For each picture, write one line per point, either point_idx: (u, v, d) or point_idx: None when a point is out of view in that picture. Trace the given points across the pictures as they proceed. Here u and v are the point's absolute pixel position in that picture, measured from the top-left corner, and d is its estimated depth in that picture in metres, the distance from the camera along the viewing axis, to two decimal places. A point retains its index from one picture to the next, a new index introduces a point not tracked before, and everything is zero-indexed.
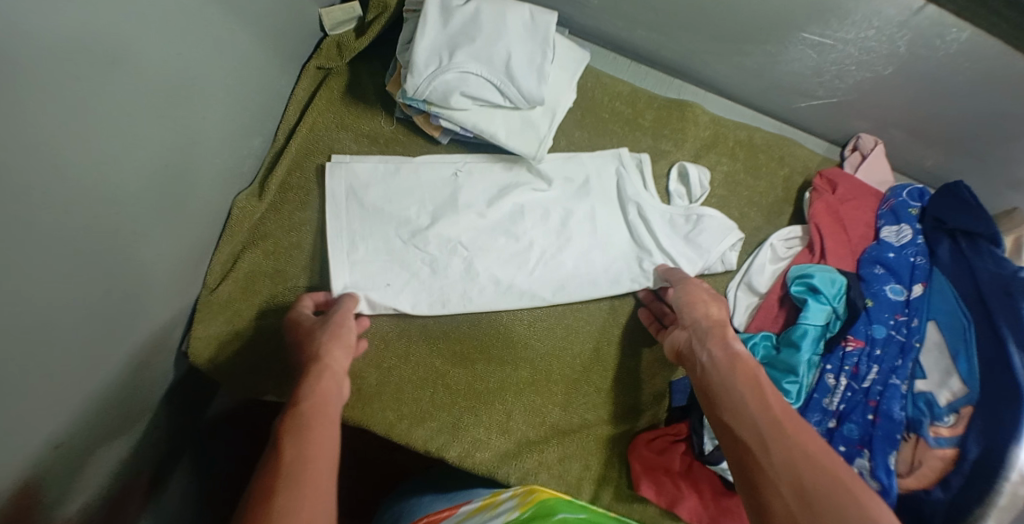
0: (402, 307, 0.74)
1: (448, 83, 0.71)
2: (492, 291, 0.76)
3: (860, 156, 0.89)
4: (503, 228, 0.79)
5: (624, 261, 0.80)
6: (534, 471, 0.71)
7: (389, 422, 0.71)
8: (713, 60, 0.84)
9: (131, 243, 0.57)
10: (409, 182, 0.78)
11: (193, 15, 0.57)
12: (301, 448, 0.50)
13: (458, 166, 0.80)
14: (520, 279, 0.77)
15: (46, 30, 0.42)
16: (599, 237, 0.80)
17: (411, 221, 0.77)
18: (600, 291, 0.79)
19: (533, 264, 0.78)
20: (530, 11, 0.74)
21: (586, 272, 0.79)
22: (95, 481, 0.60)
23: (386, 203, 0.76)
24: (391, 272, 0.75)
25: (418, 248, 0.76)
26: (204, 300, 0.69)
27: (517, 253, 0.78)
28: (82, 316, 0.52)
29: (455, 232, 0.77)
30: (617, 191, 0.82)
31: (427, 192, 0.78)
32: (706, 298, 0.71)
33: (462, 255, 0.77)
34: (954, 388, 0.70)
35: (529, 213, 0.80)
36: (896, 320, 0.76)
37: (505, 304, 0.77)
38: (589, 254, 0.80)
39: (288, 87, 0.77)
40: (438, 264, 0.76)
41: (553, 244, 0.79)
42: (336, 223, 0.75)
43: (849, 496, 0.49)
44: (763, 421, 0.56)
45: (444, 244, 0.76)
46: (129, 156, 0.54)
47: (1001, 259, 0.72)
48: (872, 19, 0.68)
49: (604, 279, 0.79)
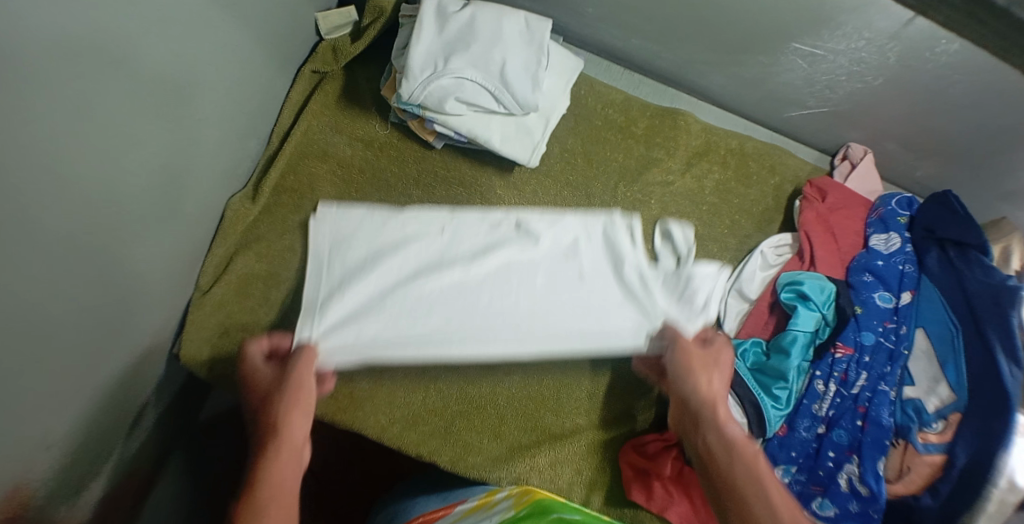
0: (373, 357, 0.69)
1: (443, 88, 0.71)
2: (474, 341, 0.72)
3: (850, 165, 0.90)
4: (488, 282, 0.76)
5: (619, 319, 0.76)
6: (525, 476, 0.72)
7: (380, 425, 0.71)
8: (706, 69, 0.85)
9: (125, 243, 0.57)
10: (394, 235, 0.76)
11: (190, 19, 0.58)
12: None
13: (444, 222, 0.78)
14: (506, 334, 0.73)
15: (44, 29, 0.43)
16: (590, 294, 0.77)
17: (392, 274, 0.74)
18: (593, 347, 0.74)
19: (520, 319, 0.74)
20: (525, 19, 0.75)
21: (577, 328, 0.75)
22: (90, 482, 0.60)
23: (371, 254, 0.74)
24: (367, 323, 0.71)
25: (398, 298, 0.73)
26: (197, 302, 0.69)
27: (502, 306, 0.75)
28: (77, 315, 0.53)
29: (438, 286, 0.74)
30: (609, 251, 0.80)
31: (413, 246, 0.76)
32: (701, 368, 0.69)
33: (443, 306, 0.74)
34: (942, 395, 0.71)
35: (516, 267, 0.77)
36: (885, 328, 0.76)
37: (490, 351, 0.72)
38: (579, 308, 0.76)
39: (283, 90, 0.78)
40: (417, 312, 0.73)
41: (540, 296, 0.76)
42: (318, 273, 0.72)
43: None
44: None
45: (426, 295, 0.74)
46: (125, 157, 0.54)
47: (989, 267, 0.74)
48: (864, 31, 0.70)
49: (598, 336, 0.75)
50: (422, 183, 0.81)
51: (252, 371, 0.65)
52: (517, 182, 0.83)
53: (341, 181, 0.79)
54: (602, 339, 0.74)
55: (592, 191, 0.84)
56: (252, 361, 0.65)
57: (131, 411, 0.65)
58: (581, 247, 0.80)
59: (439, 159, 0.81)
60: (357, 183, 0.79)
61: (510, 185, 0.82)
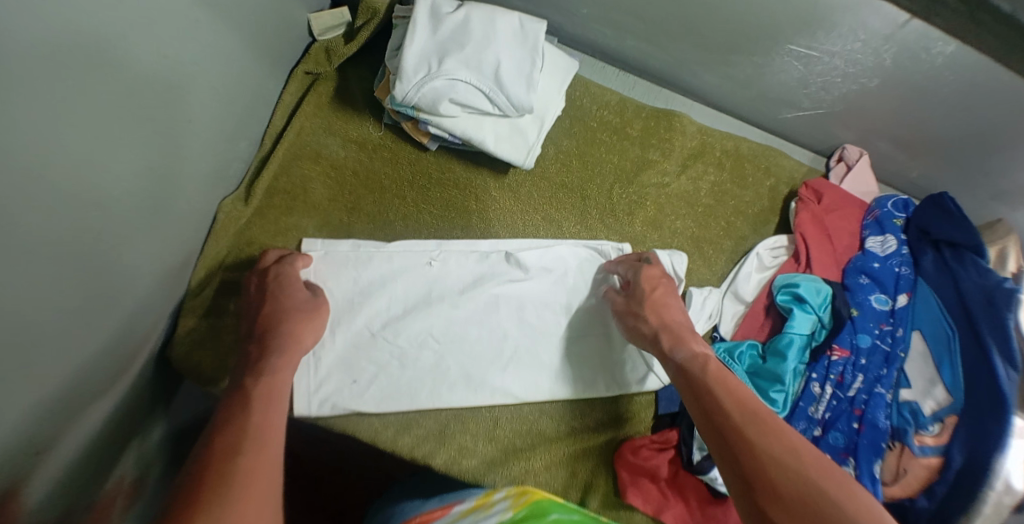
0: (367, 409, 0.70)
1: (436, 89, 0.70)
2: (461, 389, 0.73)
3: (845, 167, 0.90)
4: (477, 320, 0.76)
5: (598, 362, 0.79)
6: (520, 478, 0.72)
7: (375, 429, 0.70)
8: (701, 70, 0.85)
9: (114, 246, 0.57)
10: (381, 270, 0.74)
11: (177, 20, 0.57)
12: (267, 415, 0.53)
13: (432, 255, 0.77)
14: (492, 375, 0.74)
15: (33, 30, 0.43)
16: (573, 332, 0.79)
17: (382, 312, 0.73)
18: (572, 392, 0.77)
19: (507, 360, 0.75)
20: (519, 19, 0.74)
21: (560, 369, 0.77)
22: (83, 487, 0.60)
23: (360, 294, 0.73)
24: (359, 368, 0.70)
25: (390, 339, 0.72)
26: (188, 305, 0.70)
27: (490, 351, 0.75)
28: (61, 320, 0.52)
29: (427, 325, 0.74)
30: (597, 283, 0.80)
31: (403, 282, 0.75)
32: (661, 295, 0.71)
33: (434, 347, 0.74)
34: (938, 397, 0.71)
35: (507, 304, 0.77)
36: (881, 330, 0.77)
37: (479, 402, 0.73)
38: (562, 345, 0.78)
39: (276, 92, 0.78)
40: (407, 351, 0.73)
41: (528, 341, 0.77)
42: None
43: (808, 478, 0.50)
44: (735, 411, 0.56)
45: (417, 336, 0.73)
46: (113, 161, 0.54)
47: (984, 269, 0.73)
48: (858, 31, 0.69)
49: (579, 381, 0.77)
50: (416, 185, 0.80)
51: (282, 269, 0.66)
52: (512, 184, 0.82)
53: (335, 183, 0.78)
54: (583, 387, 0.77)
55: (595, 230, 0.84)
56: (285, 269, 0.66)
57: (122, 413, 0.65)
58: (570, 287, 0.80)
59: (433, 160, 0.81)
60: (351, 185, 0.78)
61: (505, 187, 0.82)
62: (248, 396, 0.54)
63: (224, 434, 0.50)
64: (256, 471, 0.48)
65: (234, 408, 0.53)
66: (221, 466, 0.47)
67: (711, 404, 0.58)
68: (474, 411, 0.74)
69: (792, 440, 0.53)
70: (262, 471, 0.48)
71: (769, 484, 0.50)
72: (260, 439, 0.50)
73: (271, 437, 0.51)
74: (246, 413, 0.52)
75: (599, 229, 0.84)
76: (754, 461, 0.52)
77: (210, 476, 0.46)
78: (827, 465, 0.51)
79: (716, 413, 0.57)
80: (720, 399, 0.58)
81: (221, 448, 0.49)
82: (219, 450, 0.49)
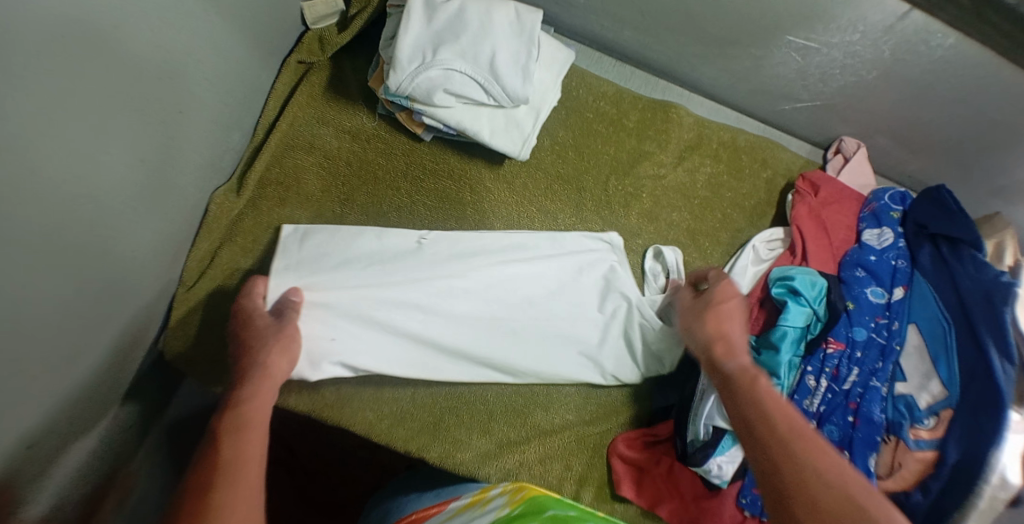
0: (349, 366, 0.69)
1: (431, 80, 0.70)
2: (444, 357, 0.73)
3: (842, 160, 0.90)
4: (464, 292, 0.75)
5: (587, 348, 0.77)
6: (515, 471, 0.72)
7: (370, 421, 0.70)
8: (699, 63, 0.84)
9: (108, 239, 0.56)
10: (370, 248, 0.73)
11: (170, 7, 0.56)
12: (239, 447, 0.52)
13: (422, 234, 0.75)
14: (482, 353, 0.73)
15: (27, 22, 0.42)
16: (564, 320, 0.77)
17: (366, 278, 0.71)
18: (566, 375, 0.76)
19: (496, 338, 0.74)
20: (516, 9, 0.74)
21: (552, 354, 0.76)
22: (63, 477, 0.59)
23: (343, 261, 0.71)
24: (340, 327, 0.69)
25: (375, 309, 0.70)
26: (181, 297, 0.68)
27: (479, 324, 0.74)
28: (58, 311, 0.52)
29: (412, 294, 0.72)
30: (594, 276, 0.80)
31: (386, 260, 0.73)
32: (731, 306, 0.68)
33: (419, 318, 0.72)
34: (934, 391, 0.70)
35: (495, 281, 0.76)
36: (876, 323, 0.76)
37: (458, 375, 0.73)
38: (551, 330, 0.76)
39: (268, 83, 0.77)
40: (395, 326, 0.71)
41: (518, 322, 0.76)
42: (286, 259, 0.70)
43: (851, 499, 0.50)
44: (784, 428, 0.56)
45: (402, 312, 0.72)
46: (106, 153, 0.53)
47: (982, 264, 0.73)
48: (857, 24, 0.68)
49: (568, 366, 0.76)
50: (410, 176, 0.79)
51: (242, 306, 0.65)
52: (506, 175, 0.81)
53: (327, 174, 0.77)
54: (583, 376, 0.76)
55: (590, 222, 0.83)
56: (251, 300, 0.65)
57: (108, 401, 0.64)
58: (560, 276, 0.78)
59: (428, 152, 0.80)
60: (344, 176, 0.78)
61: (500, 177, 0.81)
62: (218, 430, 0.53)
63: (196, 473, 0.50)
64: (238, 499, 0.48)
65: (204, 447, 0.52)
66: (196, 505, 0.47)
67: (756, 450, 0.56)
68: (469, 404, 0.74)
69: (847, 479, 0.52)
70: (242, 500, 0.48)
71: (808, 502, 0.50)
72: (239, 472, 0.50)
73: (248, 464, 0.51)
74: (217, 447, 0.52)
75: (595, 221, 0.83)
76: (798, 481, 0.52)
77: (190, 513, 0.47)
78: (869, 495, 0.51)
79: (767, 430, 0.56)
80: (772, 416, 0.57)
81: (194, 490, 0.49)
82: (193, 491, 0.49)
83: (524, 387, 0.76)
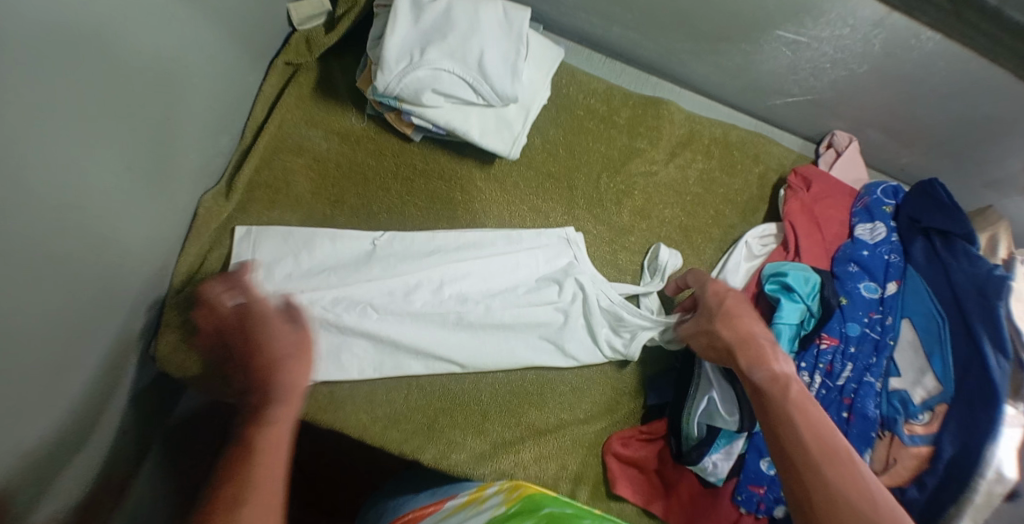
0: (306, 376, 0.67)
1: (420, 80, 0.69)
2: (402, 352, 0.71)
3: (834, 154, 0.89)
4: (420, 288, 0.73)
5: (548, 333, 0.76)
6: (510, 471, 0.71)
7: (363, 425, 0.69)
8: (689, 58, 0.83)
9: (100, 248, 0.56)
10: (325, 255, 0.72)
11: (156, 13, 0.56)
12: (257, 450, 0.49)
13: (375, 237, 0.74)
14: (441, 348, 0.72)
15: (12, 34, 0.42)
16: (523, 310, 0.76)
17: (320, 285, 0.70)
18: (532, 358, 0.75)
19: (456, 330, 0.73)
20: (504, 7, 0.73)
21: (514, 340, 0.75)
22: None
23: (300, 271, 0.70)
24: None
25: (329, 312, 0.69)
26: (172, 302, 0.66)
27: (434, 317, 0.73)
28: (51, 321, 0.52)
29: (365, 293, 0.71)
30: (557, 267, 0.79)
31: (343, 265, 0.72)
32: (735, 309, 0.66)
33: (374, 317, 0.71)
34: (928, 386, 0.70)
35: (455, 280, 0.75)
36: (870, 318, 0.75)
37: (418, 369, 0.71)
38: (509, 319, 0.75)
39: (256, 85, 0.76)
40: (348, 326, 0.69)
41: (475, 315, 0.74)
42: (239, 265, 0.69)
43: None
44: (812, 444, 0.55)
45: (355, 312, 0.70)
46: (93, 161, 0.53)
47: (975, 258, 0.72)
48: (848, 18, 0.68)
49: (531, 350, 0.75)
50: (400, 177, 0.79)
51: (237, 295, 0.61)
52: (497, 174, 0.81)
53: (317, 176, 0.77)
54: (544, 361, 0.75)
55: (581, 220, 0.83)
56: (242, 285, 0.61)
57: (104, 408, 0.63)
58: (521, 266, 0.78)
59: (418, 152, 0.79)
60: (334, 177, 0.77)
61: (491, 177, 0.81)
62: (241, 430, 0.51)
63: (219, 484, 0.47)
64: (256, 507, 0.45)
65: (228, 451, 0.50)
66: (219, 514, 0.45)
67: (788, 478, 0.55)
68: (462, 406, 0.73)
69: (857, 483, 0.52)
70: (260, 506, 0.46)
71: None
72: (259, 472, 0.48)
73: (263, 458, 0.49)
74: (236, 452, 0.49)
75: (587, 220, 0.83)
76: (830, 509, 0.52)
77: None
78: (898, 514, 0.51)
79: (798, 451, 0.55)
80: (799, 433, 0.56)
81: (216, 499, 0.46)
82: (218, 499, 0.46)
83: (497, 375, 0.75)
